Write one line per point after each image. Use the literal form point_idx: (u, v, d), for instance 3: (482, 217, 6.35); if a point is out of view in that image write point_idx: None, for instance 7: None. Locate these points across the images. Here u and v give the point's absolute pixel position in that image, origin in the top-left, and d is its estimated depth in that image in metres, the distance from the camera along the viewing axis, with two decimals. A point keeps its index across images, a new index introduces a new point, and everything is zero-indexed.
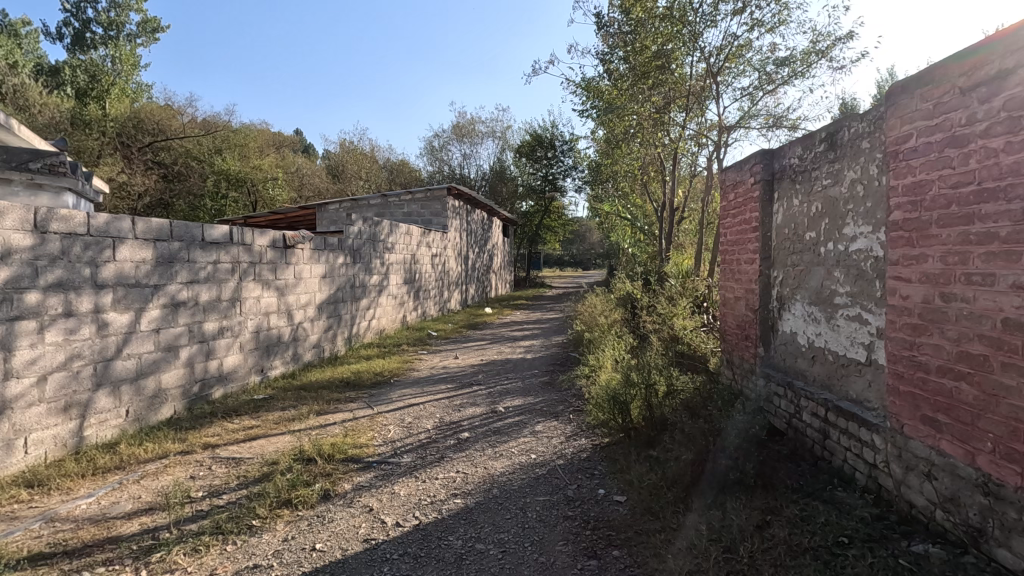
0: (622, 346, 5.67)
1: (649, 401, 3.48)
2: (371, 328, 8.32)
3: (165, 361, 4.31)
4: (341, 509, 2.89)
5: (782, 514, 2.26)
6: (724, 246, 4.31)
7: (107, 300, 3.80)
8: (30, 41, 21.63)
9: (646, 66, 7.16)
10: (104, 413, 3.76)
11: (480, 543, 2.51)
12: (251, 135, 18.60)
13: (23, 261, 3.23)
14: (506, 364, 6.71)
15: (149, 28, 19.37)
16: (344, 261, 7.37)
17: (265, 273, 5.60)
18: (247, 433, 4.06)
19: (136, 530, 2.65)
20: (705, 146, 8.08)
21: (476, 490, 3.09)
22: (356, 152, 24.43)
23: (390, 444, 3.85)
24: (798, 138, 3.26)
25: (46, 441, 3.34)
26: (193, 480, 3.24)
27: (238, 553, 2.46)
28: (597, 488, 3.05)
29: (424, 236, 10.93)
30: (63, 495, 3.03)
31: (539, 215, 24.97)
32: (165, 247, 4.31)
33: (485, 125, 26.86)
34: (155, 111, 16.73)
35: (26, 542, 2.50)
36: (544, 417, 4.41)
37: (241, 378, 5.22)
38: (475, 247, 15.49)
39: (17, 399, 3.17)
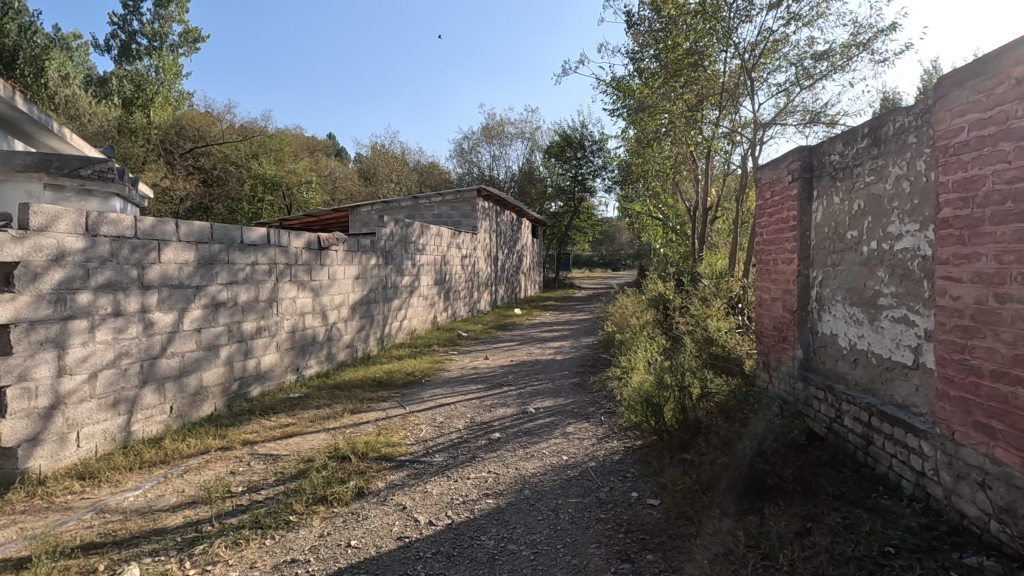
0: (655, 347, 5.60)
1: (683, 403, 3.42)
2: (403, 329, 8.43)
3: (206, 359, 4.45)
4: (375, 506, 2.93)
5: (824, 522, 2.19)
6: (760, 246, 4.21)
7: (153, 300, 3.95)
8: (80, 54, 22.65)
9: (678, 64, 7.05)
10: (150, 409, 3.90)
11: (512, 543, 2.51)
12: (286, 140, 19.09)
13: (76, 263, 3.38)
14: (537, 365, 6.70)
15: (189, 38, 20.04)
16: (376, 262, 7.49)
17: (301, 275, 5.74)
18: (285, 430, 4.16)
19: (180, 522, 2.74)
20: (739, 144, 7.92)
21: (508, 490, 3.09)
22: (388, 155, 24.81)
23: (422, 444, 3.89)
24: (838, 134, 3.17)
25: (96, 435, 3.49)
26: (233, 475, 3.33)
27: (277, 548, 2.52)
28: (629, 491, 3.01)
29: (455, 238, 11.02)
30: (112, 487, 3.16)
31: (568, 215, 24.87)
32: (207, 249, 4.46)
33: (515, 126, 26.91)
34: (196, 118, 17.33)
35: (79, 531, 2.62)
36: (575, 419, 4.39)
37: (278, 377, 5.36)
38: (505, 248, 15.53)
39: (70, 395, 3.32)
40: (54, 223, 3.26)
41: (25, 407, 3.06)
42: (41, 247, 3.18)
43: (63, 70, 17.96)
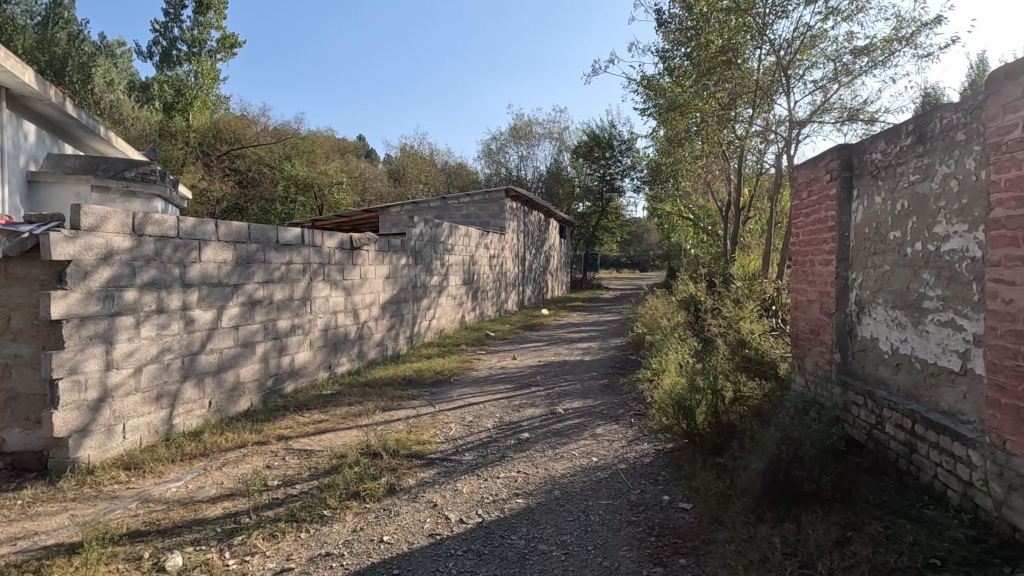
0: (685, 349, 5.52)
1: (716, 406, 3.36)
2: (431, 328, 8.50)
3: (243, 356, 4.58)
4: (406, 503, 2.97)
5: (864, 531, 2.13)
6: (796, 247, 4.10)
7: (193, 298, 4.08)
8: (124, 61, 23.49)
9: (711, 62, 6.92)
10: (191, 403, 4.03)
11: (543, 544, 2.52)
12: (318, 142, 19.46)
13: (122, 261, 3.52)
14: (565, 366, 6.67)
15: (227, 44, 20.61)
16: (406, 262, 7.58)
17: (334, 274, 5.85)
18: (317, 426, 4.25)
19: (220, 513, 2.83)
20: (773, 142, 7.74)
21: (538, 490, 3.09)
22: (417, 156, 25.07)
23: (452, 442, 3.92)
24: (881, 131, 3.07)
25: (141, 427, 3.62)
26: (269, 469, 3.42)
27: (311, 541, 2.57)
28: (661, 494, 2.98)
29: (483, 238, 11.07)
30: (156, 477, 3.28)
31: (596, 215, 24.72)
32: (244, 248, 4.58)
33: (543, 126, 26.86)
34: (232, 121, 17.81)
35: (126, 519, 2.73)
36: (605, 420, 4.36)
37: (311, 374, 5.48)
38: (532, 248, 15.53)
39: (117, 388, 3.46)
40: (103, 223, 3.40)
41: (76, 398, 3.20)
42: (91, 246, 3.32)
43: (109, 76, 18.69)
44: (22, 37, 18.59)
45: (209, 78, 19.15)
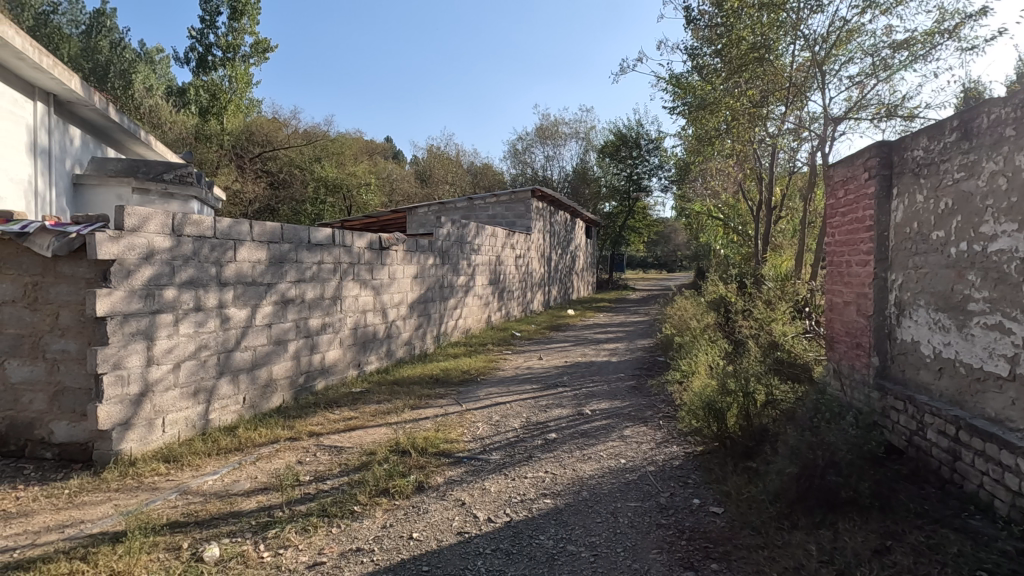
0: (715, 351, 5.44)
1: (748, 409, 3.29)
2: (458, 328, 8.56)
3: (276, 353, 4.68)
4: (435, 501, 3.00)
5: (905, 541, 2.06)
6: (832, 247, 4.00)
7: (229, 296, 4.19)
8: (162, 67, 24.25)
9: (743, 59, 6.78)
10: (226, 399, 4.15)
11: (571, 544, 2.51)
12: (347, 144, 19.77)
13: (163, 261, 3.64)
14: (592, 367, 6.64)
15: (259, 48, 21.08)
16: (433, 262, 7.64)
17: (364, 274, 5.94)
18: (347, 423, 4.32)
19: (254, 507, 2.90)
20: (806, 140, 7.56)
21: (566, 491, 3.08)
22: (443, 157, 25.26)
23: (479, 441, 3.94)
24: (922, 128, 2.97)
25: (179, 422, 3.74)
26: (301, 464, 3.49)
27: (342, 536, 2.62)
28: (691, 498, 2.94)
29: (509, 238, 11.10)
30: (193, 470, 3.38)
31: (623, 216, 24.55)
32: (278, 248, 4.69)
33: (569, 126, 26.75)
34: (264, 124, 18.22)
35: (166, 510, 2.82)
36: (633, 422, 4.32)
37: (341, 371, 5.57)
38: (559, 248, 15.48)
39: (157, 383, 3.58)
40: (145, 223, 3.52)
41: (119, 392, 3.32)
42: (134, 246, 3.43)
43: (148, 82, 19.33)
44: (69, 46, 19.38)
45: (242, 82, 19.63)
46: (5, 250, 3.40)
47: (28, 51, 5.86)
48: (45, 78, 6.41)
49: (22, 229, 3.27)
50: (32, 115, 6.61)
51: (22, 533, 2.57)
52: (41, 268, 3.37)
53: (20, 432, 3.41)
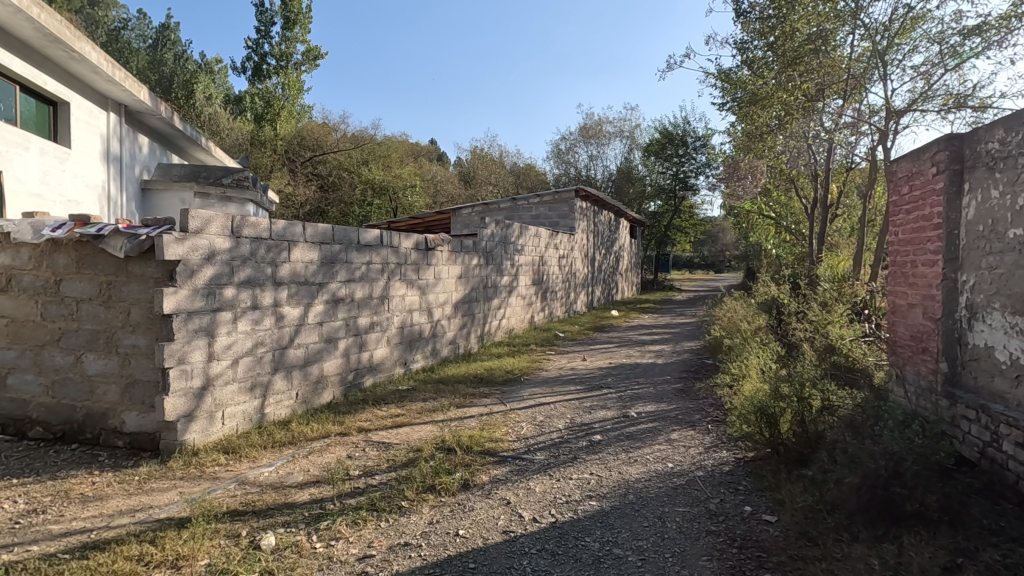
0: (768, 355, 5.26)
1: (803, 415, 3.17)
2: (501, 328, 8.61)
3: (327, 351, 4.83)
4: (480, 499, 3.02)
5: (978, 559, 1.93)
6: (895, 247, 3.80)
7: (284, 295, 4.36)
8: (220, 76, 25.33)
9: (797, 51, 6.58)
10: (280, 394, 4.32)
11: (618, 548, 2.48)
12: (394, 147, 20.20)
13: (223, 261, 3.81)
14: (637, 369, 6.53)
15: (310, 56, 21.80)
16: (478, 262, 7.71)
17: (410, 274, 6.05)
18: (395, 420, 4.41)
19: (307, 498, 3.00)
20: (866, 135, 7.21)
21: (611, 494, 3.05)
22: (487, 158, 25.44)
23: (524, 441, 3.95)
24: (998, 118, 2.78)
25: (238, 415, 3.92)
26: (351, 459, 3.59)
27: (391, 531, 2.67)
28: (742, 505, 2.86)
29: (553, 238, 11.07)
30: (251, 462, 3.53)
31: (669, 215, 24.16)
32: (329, 249, 4.84)
33: (613, 125, 26.42)
34: (314, 129, 18.82)
35: (226, 499, 2.96)
36: (680, 425, 4.24)
37: (388, 369, 5.70)
38: (603, 249, 15.33)
39: (218, 377, 3.76)
40: (207, 226, 3.70)
41: (183, 386, 3.50)
42: (197, 247, 3.61)
43: (208, 90, 20.28)
44: (137, 60, 20.54)
45: (295, 89, 20.30)
46: (82, 251, 3.64)
47: (102, 65, 6.27)
48: (118, 90, 6.85)
49: (97, 230, 3.50)
50: (105, 125, 7.08)
51: (98, 516, 2.75)
52: (114, 268, 3.60)
53: (96, 421, 3.65)
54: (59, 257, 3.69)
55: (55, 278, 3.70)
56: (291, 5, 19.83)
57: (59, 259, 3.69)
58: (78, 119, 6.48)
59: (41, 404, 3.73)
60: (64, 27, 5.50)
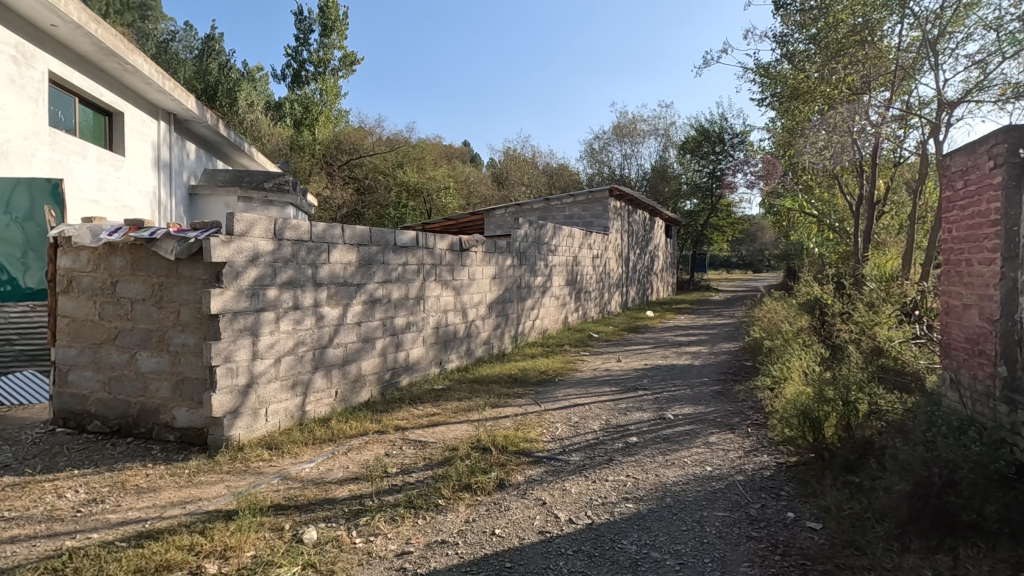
0: (811, 357, 5.10)
1: (849, 420, 3.07)
2: (535, 328, 8.61)
3: (365, 350, 4.93)
4: (516, 499, 3.03)
5: None
6: (948, 244, 3.63)
7: (323, 296, 4.47)
8: (261, 84, 26.07)
9: (842, 43, 6.43)
10: (320, 392, 4.43)
11: (656, 551, 2.45)
12: (428, 149, 20.45)
13: (266, 263, 3.94)
14: (673, 370, 6.43)
15: (347, 61, 22.28)
16: (511, 263, 7.74)
17: (445, 274, 6.11)
18: (431, 419, 4.47)
19: (347, 494, 3.07)
20: (915, 128, 6.92)
21: (648, 496, 3.01)
22: (519, 159, 25.46)
23: (559, 442, 3.94)
24: None
25: (280, 412, 4.04)
26: (389, 457, 3.66)
27: (428, 528, 2.71)
28: (785, 511, 2.78)
29: (586, 238, 11.01)
30: (293, 457, 3.64)
31: (705, 214, 23.86)
32: (367, 251, 4.93)
33: (648, 123, 26.05)
34: (351, 133, 19.21)
35: (270, 493, 3.06)
36: (718, 429, 4.15)
37: (423, 369, 5.78)
38: (637, 248, 15.15)
39: (262, 375, 3.88)
40: (251, 228, 3.83)
41: (230, 383, 3.63)
42: (242, 249, 3.74)
43: (250, 97, 20.93)
44: (183, 70, 21.35)
45: (332, 94, 20.78)
46: (136, 253, 3.82)
47: (153, 76, 6.57)
48: (167, 99, 7.17)
49: (150, 234, 3.67)
50: (156, 133, 7.42)
51: (152, 506, 2.88)
52: (165, 270, 3.76)
53: (149, 416, 3.83)
54: (115, 260, 3.88)
55: (111, 280, 3.89)
56: (328, 13, 20.31)
57: (115, 261, 3.87)
58: (131, 128, 6.81)
59: (99, 399, 3.93)
60: (119, 40, 5.78)
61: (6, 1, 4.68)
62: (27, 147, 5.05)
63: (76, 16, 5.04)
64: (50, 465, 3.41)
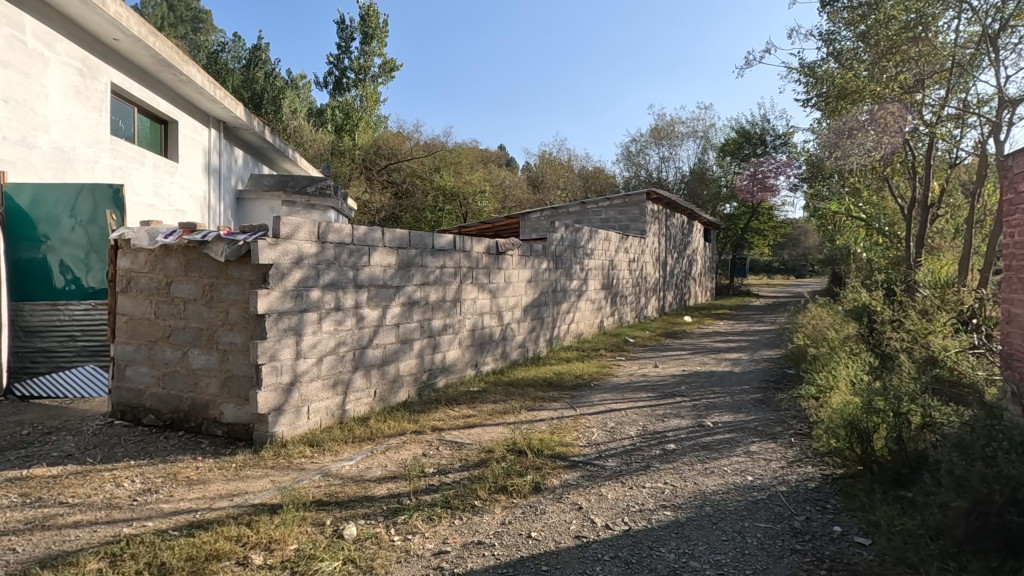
0: (859, 366, 4.91)
1: (900, 432, 2.95)
2: (570, 332, 8.58)
3: (403, 351, 5.01)
4: (551, 502, 3.03)
5: None
6: (1010, 249, 3.45)
7: (363, 297, 4.57)
8: (304, 91, 26.88)
9: (894, 40, 6.11)
10: (360, 392, 4.53)
11: (695, 561, 2.40)
12: (464, 153, 20.64)
13: (310, 265, 4.05)
14: (712, 377, 6.31)
15: (386, 68, 22.75)
16: (547, 266, 7.73)
17: (481, 277, 6.16)
18: (467, 420, 4.51)
19: (385, 493, 3.13)
20: (974, 127, 6.59)
21: (686, 505, 2.96)
22: (555, 162, 25.41)
23: (595, 447, 3.91)
24: None
25: (322, 410, 4.15)
26: (426, 457, 3.71)
27: (465, 528, 2.74)
28: (831, 524, 2.70)
29: (623, 242, 10.89)
30: (333, 455, 3.74)
31: (745, 217, 23.34)
32: (405, 253, 5.02)
33: (686, 125, 25.62)
34: (390, 138, 19.58)
35: (312, 489, 3.14)
36: (760, 437, 4.04)
37: (460, 371, 5.83)
38: (675, 252, 14.92)
39: (305, 374, 4.00)
40: (296, 231, 3.95)
41: (274, 381, 3.75)
42: (287, 252, 3.86)
43: (294, 104, 21.62)
44: (232, 79, 22.20)
45: (372, 100, 21.24)
46: (189, 255, 4.00)
47: (205, 86, 6.87)
48: (218, 108, 7.49)
49: (202, 237, 3.82)
50: (207, 140, 7.77)
51: (202, 498, 3.01)
52: (216, 271, 3.92)
53: (199, 411, 3.99)
54: (170, 261, 4.07)
55: (166, 280, 4.08)
56: (369, 21, 20.79)
57: (169, 263, 4.06)
58: (184, 135, 7.15)
59: (153, 394, 4.12)
60: (175, 53, 6.08)
61: (75, 17, 5.00)
62: (91, 155, 5.37)
63: (137, 30, 5.33)
64: (108, 455, 3.60)
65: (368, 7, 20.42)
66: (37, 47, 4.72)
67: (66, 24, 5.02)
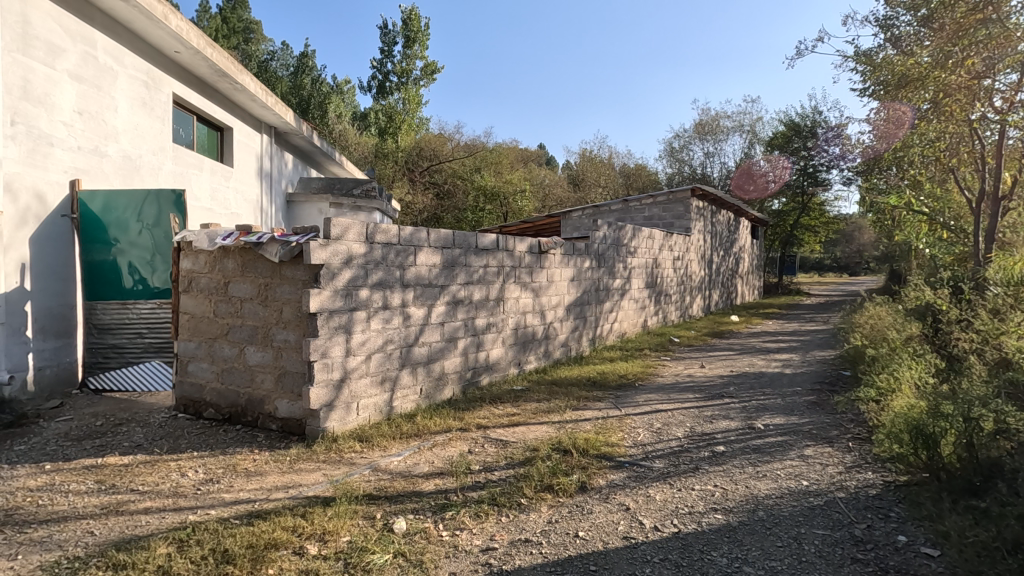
0: (922, 368, 4.66)
1: (971, 438, 2.78)
2: (613, 331, 8.48)
3: (448, 349, 5.08)
4: (598, 502, 3.01)
5: None
6: None
7: (409, 296, 4.65)
8: (348, 96, 27.60)
9: (961, 23, 5.78)
10: (407, 389, 4.62)
11: (748, 566, 2.34)
12: (505, 153, 20.72)
13: (359, 265, 4.16)
14: (762, 378, 6.12)
15: (428, 70, 23.08)
16: (590, 265, 7.69)
17: (524, 276, 6.16)
18: (511, 419, 4.53)
19: (433, 488, 3.18)
20: None
21: (738, 509, 2.88)
22: (596, 160, 25.14)
23: (641, 447, 3.86)
24: None
25: (370, 407, 4.26)
26: (471, 454, 3.75)
27: (512, 526, 2.76)
28: (894, 534, 2.57)
29: (666, 240, 10.69)
30: (381, 450, 3.82)
31: (795, 213, 22.58)
32: (450, 253, 5.09)
33: (731, 120, 24.97)
34: (431, 139, 19.82)
35: (362, 483, 3.23)
36: (815, 441, 3.89)
37: (503, 369, 5.87)
38: (721, 249, 14.55)
39: (354, 371, 4.11)
40: (345, 233, 4.05)
41: (326, 377, 3.86)
42: (337, 252, 3.96)
43: (339, 109, 22.21)
44: (281, 86, 23.02)
45: (414, 103, 21.60)
46: (246, 256, 4.17)
47: (257, 94, 7.15)
48: (269, 113, 7.79)
49: (258, 238, 3.98)
50: (259, 145, 8.08)
51: (259, 489, 3.13)
52: (270, 271, 4.07)
53: (255, 406, 4.16)
54: (227, 262, 4.26)
55: (224, 280, 4.27)
56: (411, 25, 21.14)
57: (228, 263, 4.25)
58: (238, 141, 7.47)
59: (213, 388, 4.32)
60: (231, 63, 6.35)
61: (141, 32, 5.29)
62: (155, 162, 5.67)
63: (196, 42, 5.60)
64: (173, 446, 3.79)
65: (410, 11, 20.76)
66: (107, 62, 5.03)
67: (132, 39, 5.32)
